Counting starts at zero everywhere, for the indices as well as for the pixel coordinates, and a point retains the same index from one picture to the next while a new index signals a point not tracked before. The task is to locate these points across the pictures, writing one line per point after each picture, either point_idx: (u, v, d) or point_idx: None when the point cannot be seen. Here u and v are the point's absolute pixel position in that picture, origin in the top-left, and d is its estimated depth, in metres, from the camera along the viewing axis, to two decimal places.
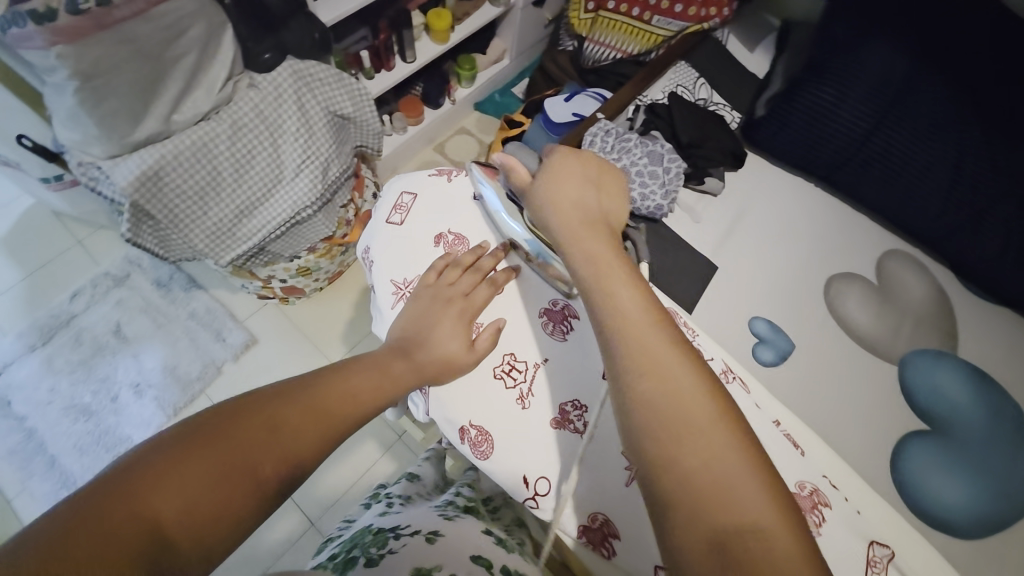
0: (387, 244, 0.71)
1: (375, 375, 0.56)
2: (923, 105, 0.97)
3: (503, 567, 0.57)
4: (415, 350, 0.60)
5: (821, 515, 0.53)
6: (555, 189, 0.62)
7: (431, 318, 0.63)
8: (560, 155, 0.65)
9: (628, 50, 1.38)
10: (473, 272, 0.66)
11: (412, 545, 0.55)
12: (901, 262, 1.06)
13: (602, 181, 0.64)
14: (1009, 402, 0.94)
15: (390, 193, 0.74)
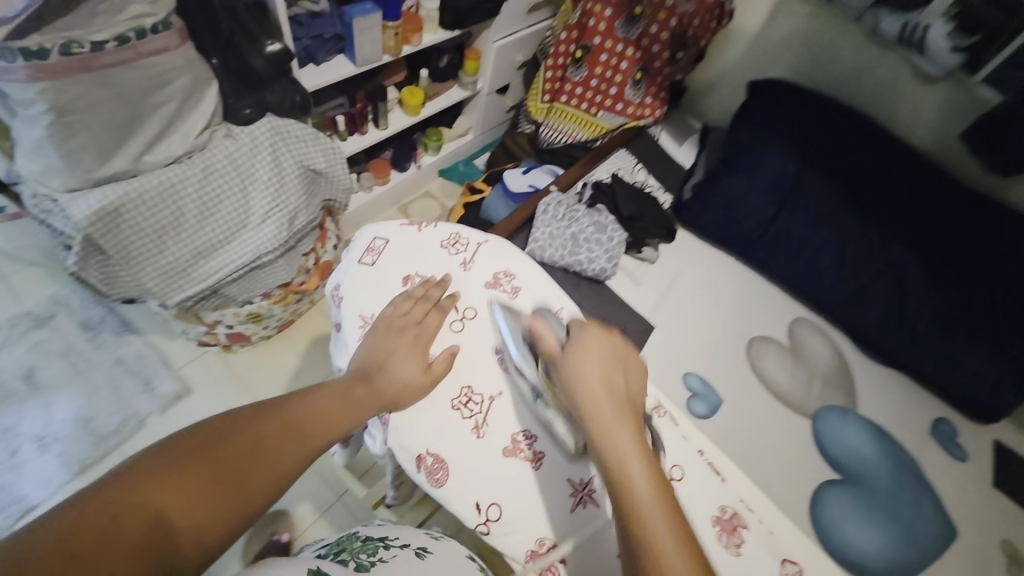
0: (351, 283, 0.68)
1: (340, 401, 0.54)
2: (812, 199, 1.23)
3: None
4: (375, 377, 0.58)
5: (737, 538, 0.57)
6: (577, 359, 0.53)
7: (390, 346, 0.60)
8: (588, 324, 0.57)
9: (578, 137, 1.55)
10: (423, 301, 0.65)
11: (401, 557, 0.52)
12: (809, 328, 1.22)
13: (630, 362, 0.55)
14: (903, 451, 1.06)
15: (361, 237, 0.72)
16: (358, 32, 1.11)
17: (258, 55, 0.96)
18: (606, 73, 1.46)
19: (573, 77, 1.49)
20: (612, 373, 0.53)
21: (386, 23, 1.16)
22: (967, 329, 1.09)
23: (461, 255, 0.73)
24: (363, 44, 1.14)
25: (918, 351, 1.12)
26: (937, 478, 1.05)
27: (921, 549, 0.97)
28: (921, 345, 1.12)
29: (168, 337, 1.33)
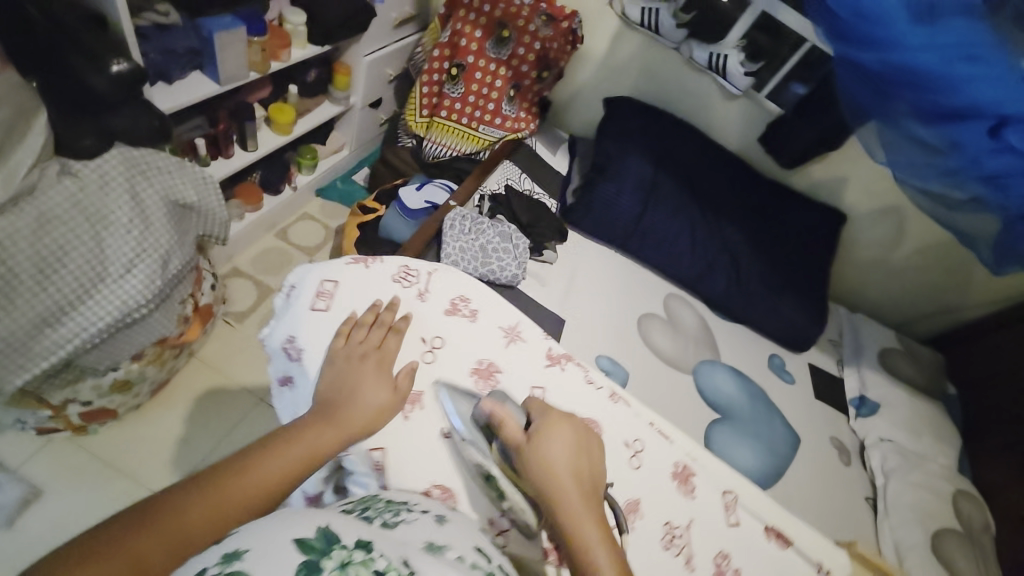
0: (313, 331, 0.64)
1: (297, 447, 0.51)
2: (668, 194, 1.48)
3: (504, 565, 0.49)
4: (337, 411, 0.56)
5: (687, 485, 0.63)
6: (546, 456, 0.56)
7: (352, 377, 0.59)
8: (552, 414, 0.59)
9: (464, 150, 1.61)
10: (378, 327, 0.64)
11: (420, 521, 0.50)
12: (678, 300, 1.47)
13: (591, 446, 0.59)
14: (755, 384, 1.37)
15: (309, 282, 0.67)
16: (220, 48, 1.01)
17: (100, 75, 0.81)
18: (482, 90, 1.55)
19: (451, 92, 1.56)
20: (575, 455, 0.57)
21: (251, 38, 1.07)
22: (781, 285, 1.48)
23: (416, 287, 0.70)
24: (227, 60, 1.04)
25: (752, 307, 1.46)
26: (781, 400, 1.37)
27: (784, 456, 1.24)
28: (754, 302, 1.46)
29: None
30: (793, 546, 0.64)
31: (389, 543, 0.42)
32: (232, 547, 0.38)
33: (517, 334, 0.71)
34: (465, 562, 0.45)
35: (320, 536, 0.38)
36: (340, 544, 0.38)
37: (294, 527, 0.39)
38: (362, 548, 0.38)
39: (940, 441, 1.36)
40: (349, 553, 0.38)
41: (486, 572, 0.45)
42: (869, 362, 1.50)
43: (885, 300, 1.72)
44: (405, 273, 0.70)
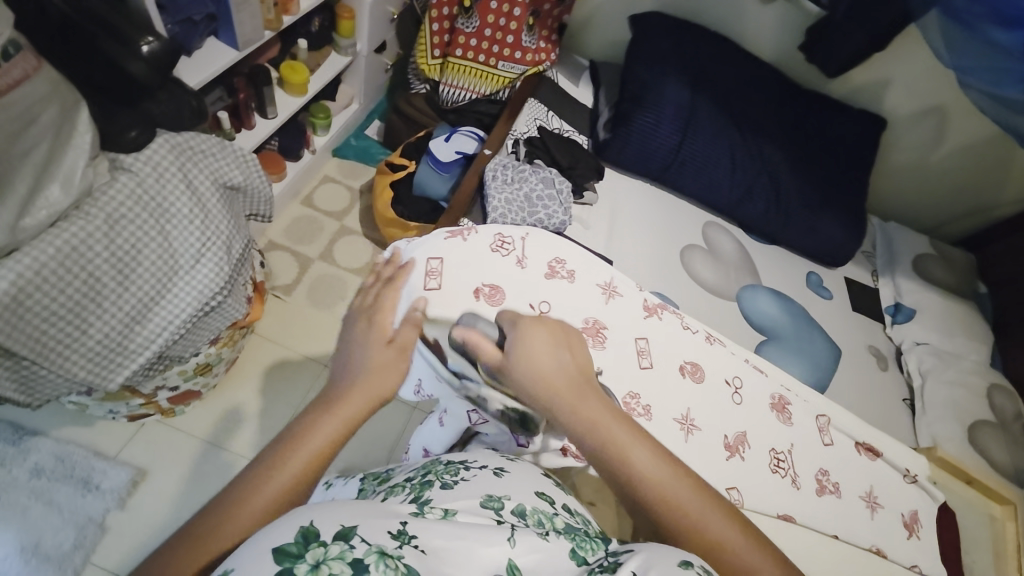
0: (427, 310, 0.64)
1: (309, 444, 0.49)
2: (706, 118, 1.41)
3: (564, 505, 0.60)
4: (340, 391, 0.53)
5: (788, 415, 0.68)
6: (534, 363, 0.54)
7: (355, 348, 0.57)
8: (524, 320, 0.57)
9: (482, 91, 1.54)
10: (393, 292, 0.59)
11: (481, 475, 0.60)
12: (716, 227, 1.47)
13: (571, 338, 0.58)
14: (795, 304, 1.41)
15: (414, 261, 0.65)
16: (236, 9, 1.00)
17: (135, 58, 0.80)
18: (500, 21, 1.43)
19: (465, 27, 1.45)
20: (556, 352, 0.55)
21: None
22: (821, 200, 1.47)
23: (513, 255, 0.67)
24: (243, 23, 1.03)
25: (788, 229, 1.46)
26: (822, 316, 1.41)
27: (828, 367, 1.31)
28: (789, 223, 1.46)
29: (87, 424, 1.15)
30: (883, 457, 0.72)
31: (381, 520, 0.45)
32: (223, 568, 0.40)
33: (614, 290, 0.67)
34: (523, 515, 0.54)
35: (299, 539, 0.41)
36: (318, 541, 0.41)
37: (276, 532, 0.41)
38: (341, 540, 0.41)
39: (972, 339, 1.43)
40: (326, 549, 0.40)
41: (542, 521, 0.54)
42: (904, 270, 1.53)
43: (918, 206, 1.71)
44: (502, 242, 0.68)
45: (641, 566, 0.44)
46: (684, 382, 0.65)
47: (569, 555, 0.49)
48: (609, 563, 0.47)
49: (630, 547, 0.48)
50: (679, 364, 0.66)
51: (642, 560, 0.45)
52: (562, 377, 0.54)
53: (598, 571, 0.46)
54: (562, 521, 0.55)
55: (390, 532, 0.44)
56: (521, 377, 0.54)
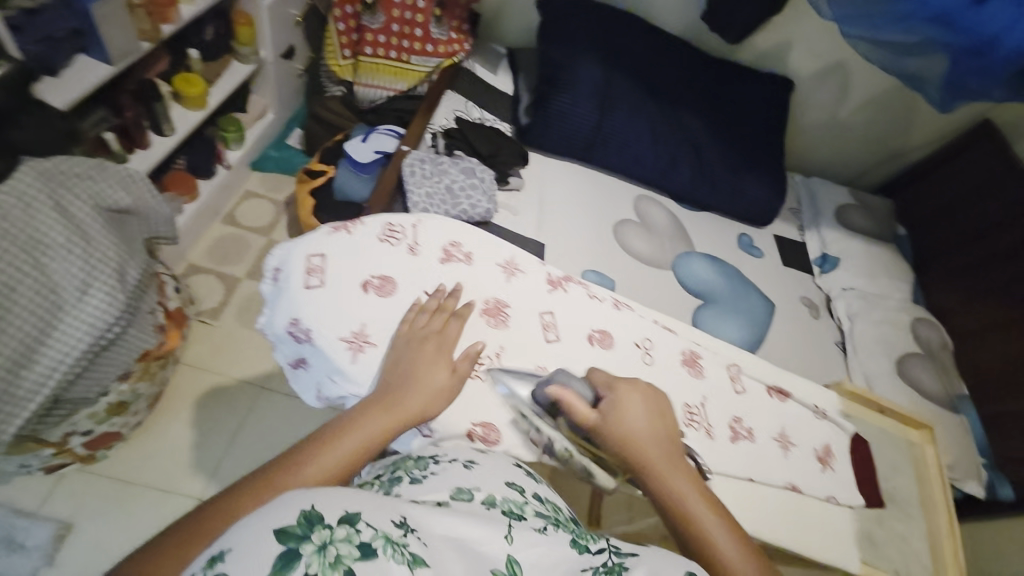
0: (315, 309, 0.60)
1: (357, 437, 0.49)
2: (623, 94, 1.42)
3: (539, 496, 0.51)
4: (396, 396, 0.53)
5: (698, 368, 0.71)
6: (623, 424, 0.57)
7: (410, 363, 0.56)
8: (620, 383, 0.60)
9: (398, 88, 1.50)
10: (441, 312, 0.61)
11: (451, 469, 0.51)
12: (647, 200, 1.48)
13: (663, 406, 0.60)
14: (729, 265, 1.43)
15: (294, 261, 0.62)
16: (100, 21, 0.95)
17: None
18: (405, 15, 1.41)
19: (371, 24, 1.43)
20: (646, 415, 0.58)
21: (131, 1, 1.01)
22: (743, 162, 1.50)
23: (405, 243, 0.67)
24: (114, 37, 0.98)
25: (716, 195, 1.49)
26: (756, 274, 1.45)
27: (764, 323, 1.35)
28: (716, 189, 1.48)
29: None
30: (793, 397, 0.74)
31: (383, 507, 0.39)
32: (214, 548, 0.34)
33: (516, 267, 0.70)
34: (494, 504, 0.46)
35: (302, 521, 0.35)
36: (322, 524, 0.35)
37: (281, 509, 0.36)
38: (346, 523, 0.35)
39: (894, 279, 1.51)
40: (331, 531, 0.35)
41: (513, 508, 0.46)
42: (828, 222, 1.59)
43: (837, 160, 1.78)
44: (392, 232, 0.67)
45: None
46: (593, 349, 0.68)
47: (568, 545, 0.42)
48: (610, 562, 0.40)
49: (634, 549, 0.42)
50: (587, 332, 0.69)
51: (648, 569, 0.39)
52: (648, 438, 0.56)
53: (602, 569, 0.40)
54: (533, 509, 0.47)
55: (393, 522, 0.38)
56: (605, 428, 0.56)
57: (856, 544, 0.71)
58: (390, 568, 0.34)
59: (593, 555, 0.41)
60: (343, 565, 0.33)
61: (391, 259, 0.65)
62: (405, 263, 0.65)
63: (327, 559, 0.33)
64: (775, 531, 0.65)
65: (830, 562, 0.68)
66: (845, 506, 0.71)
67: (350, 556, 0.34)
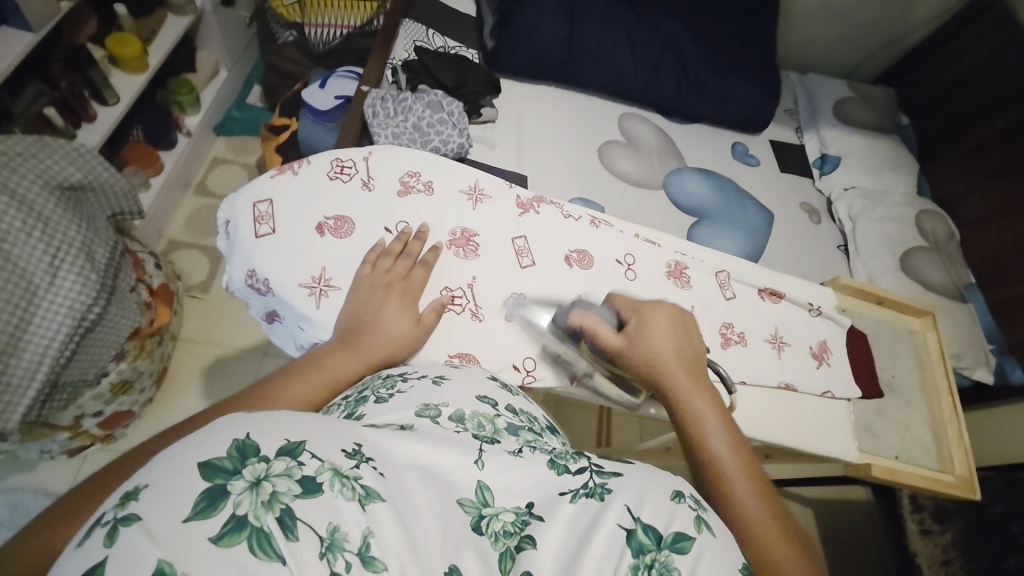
0: (271, 258, 0.59)
1: (322, 375, 0.48)
2: (591, 3, 1.30)
3: (510, 406, 0.49)
4: (361, 338, 0.52)
5: (683, 278, 0.69)
6: (649, 346, 0.56)
7: (374, 304, 0.55)
8: (645, 306, 0.59)
9: (351, 23, 1.39)
10: (405, 256, 0.59)
11: (420, 386, 0.47)
12: (633, 117, 1.39)
13: (690, 328, 0.59)
14: (724, 177, 1.35)
15: (241, 210, 0.60)
16: None
17: None
18: None
19: None
20: (673, 339, 0.57)
21: None
22: (731, 63, 1.39)
23: (357, 179, 0.64)
24: (31, 1, 0.91)
25: (705, 103, 1.39)
26: (752, 183, 1.38)
27: (763, 233, 1.29)
28: (705, 96, 1.38)
29: (29, 468, 1.10)
30: (786, 298, 0.72)
31: (332, 435, 0.36)
32: (129, 485, 0.31)
33: (481, 193, 0.67)
34: (463, 422, 0.43)
35: (233, 453, 0.31)
36: (257, 457, 0.31)
37: (209, 440, 0.32)
38: (286, 455, 0.32)
39: (898, 172, 1.44)
40: (268, 464, 0.31)
41: (483, 425, 0.44)
42: (828, 120, 1.48)
43: (837, 48, 1.62)
44: (342, 168, 0.64)
45: (635, 500, 0.37)
46: (571, 270, 0.66)
47: (544, 465, 0.41)
48: (592, 484, 0.39)
49: (617, 470, 0.41)
50: (564, 252, 0.67)
51: (634, 492, 0.38)
52: (674, 357, 0.55)
53: (582, 492, 0.38)
54: (505, 423, 0.45)
55: (343, 452, 0.35)
56: (627, 351, 0.56)
57: (854, 434, 0.72)
58: (338, 505, 0.32)
59: (573, 475, 0.40)
60: (281, 504, 0.30)
61: (344, 199, 0.62)
62: (359, 200, 0.63)
63: (261, 497, 0.30)
64: (774, 433, 0.65)
65: (829, 455, 0.68)
66: (841, 399, 0.71)
67: (289, 493, 0.30)
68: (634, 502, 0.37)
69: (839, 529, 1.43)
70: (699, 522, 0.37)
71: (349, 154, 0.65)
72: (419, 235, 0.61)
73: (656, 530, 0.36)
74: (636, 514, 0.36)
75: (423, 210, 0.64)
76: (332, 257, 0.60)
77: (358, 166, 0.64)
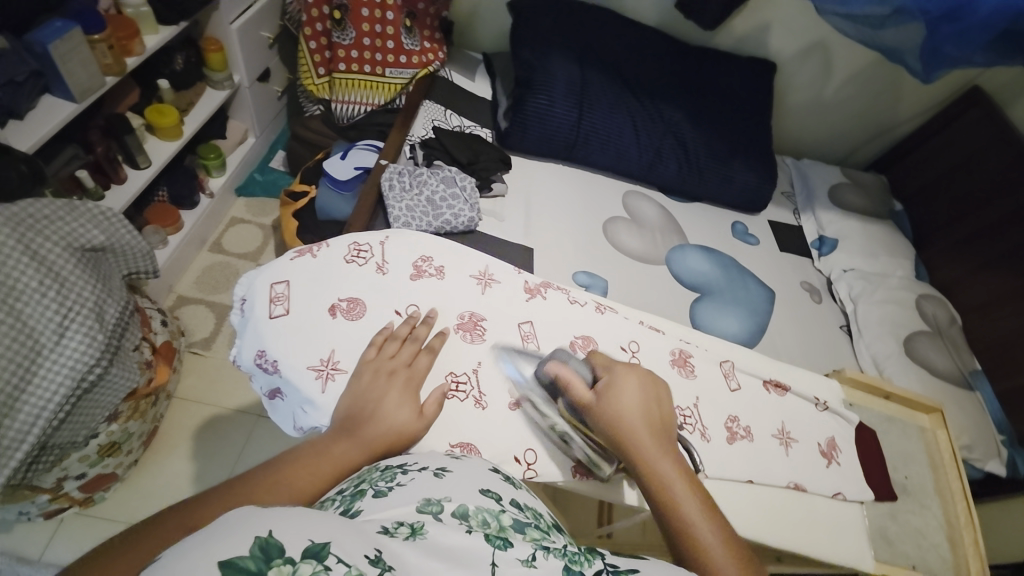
0: (281, 339, 0.60)
1: (318, 467, 0.47)
2: (599, 91, 1.40)
3: (515, 500, 0.43)
4: (360, 427, 0.51)
5: (688, 368, 0.69)
6: (617, 406, 0.55)
7: (375, 392, 0.54)
8: (617, 366, 0.59)
9: (376, 101, 1.49)
10: (411, 341, 0.60)
11: (423, 478, 0.42)
12: (636, 195, 1.45)
13: (661, 394, 0.58)
14: (724, 255, 1.39)
15: (258, 290, 0.62)
16: (60, 61, 0.96)
17: None
18: (376, 29, 1.39)
19: (342, 40, 1.40)
20: (639, 396, 0.56)
21: (90, 37, 1.03)
22: (730, 150, 1.47)
23: (372, 262, 0.66)
24: (74, 72, 0.99)
25: (706, 186, 1.46)
26: (753, 262, 1.41)
27: (765, 311, 1.30)
28: (705, 179, 1.45)
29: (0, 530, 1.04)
30: (792, 391, 0.72)
31: (355, 538, 0.32)
32: None
33: (490, 278, 0.69)
34: (466, 518, 0.38)
35: (256, 552, 0.28)
36: (283, 558, 0.28)
37: (221, 536, 0.29)
38: (312, 557, 0.28)
39: (894, 256, 1.47)
40: (293, 568, 0.28)
41: (488, 522, 0.38)
42: (823, 203, 1.54)
43: (829, 137, 1.73)
44: (358, 251, 0.67)
45: None
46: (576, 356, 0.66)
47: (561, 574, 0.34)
48: None
49: (632, 567, 0.36)
50: (569, 338, 0.67)
51: None
52: (637, 411, 0.55)
53: None
54: (511, 519, 0.39)
55: (367, 557, 0.31)
56: (599, 411, 0.55)
57: (869, 540, 0.69)
58: None
59: None
60: None
61: (357, 282, 0.64)
62: (371, 283, 0.65)
63: None
64: (780, 537, 0.63)
65: (843, 564, 0.65)
66: (854, 502, 0.68)
67: None
68: None
69: None
70: None
71: (366, 237, 0.67)
72: (428, 320, 0.62)
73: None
74: None
75: (434, 296, 0.66)
76: (340, 339, 0.60)
77: (374, 251, 0.67)
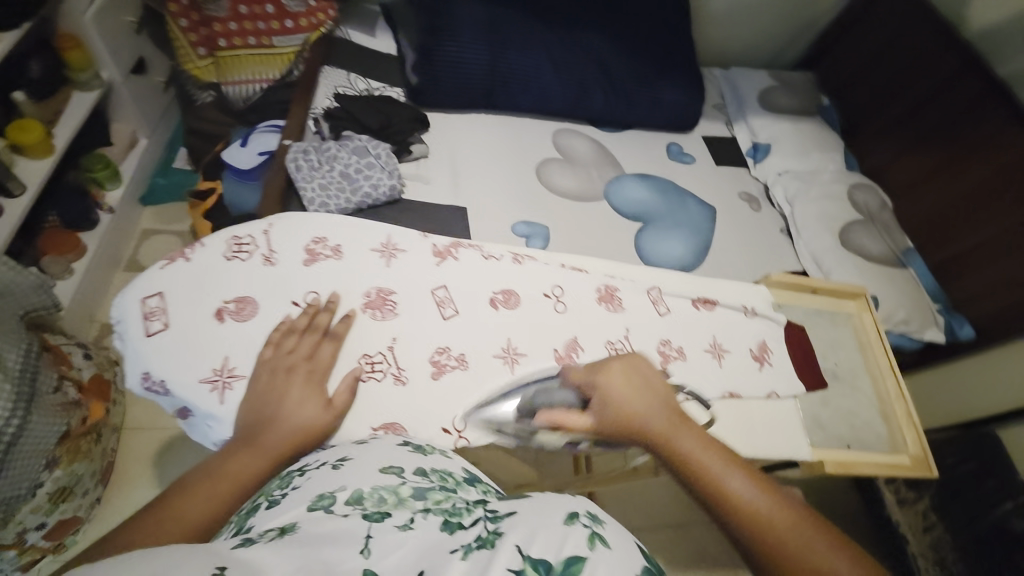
0: (166, 356, 0.55)
1: (222, 486, 0.45)
2: (511, 26, 1.32)
3: (418, 469, 0.47)
4: (263, 434, 0.49)
5: (614, 303, 0.69)
6: (623, 409, 0.54)
7: (275, 394, 0.52)
8: (601, 366, 0.57)
9: (271, 77, 1.34)
10: (311, 332, 0.57)
11: (320, 474, 0.45)
12: (568, 132, 1.40)
13: (650, 374, 0.58)
14: (661, 179, 1.37)
15: (129, 309, 0.57)
16: None
17: None
18: None
19: (217, 12, 1.25)
20: (636, 388, 0.56)
21: None
22: (655, 70, 1.42)
23: (258, 254, 0.61)
24: None
25: (635, 111, 1.41)
26: (690, 181, 1.40)
27: (707, 228, 1.31)
28: (634, 105, 1.41)
29: None
30: (720, 304, 0.73)
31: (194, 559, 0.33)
32: None
33: (394, 248, 0.66)
34: (359, 502, 0.41)
35: None
36: None
37: None
38: None
39: (825, 152, 1.49)
40: None
41: (384, 498, 0.42)
42: (754, 110, 1.53)
43: (760, 39, 1.67)
44: (238, 245, 0.61)
45: (524, 538, 0.37)
46: (498, 313, 0.65)
47: (439, 528, 0.39)
48: (484, 533, 0.38)
49: (511, 509, 0.41)
50: (487, 296, 0.66)
51: (525, 529, 0.38)
52: (641, 404, 0.55)
53: (474, 545, 0.37)
54: (409, 489, 0.43)
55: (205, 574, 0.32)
56: (609, 419, 0.54)
57: (806, 430, 0.72)
58: None
59: (466, 530, 0.39)
60: None
61: (242, 279, 0.60)
62: (260, 277, 0.60)
63: None
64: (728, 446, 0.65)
65: (785, 457, 0.68)
66: (789, 398, 0.71)
67: None
68: (524, 540, 0.37)
69: (828, 508, 1.44)
70: (592, 538, 0.37)
71: (244, 229, 0.62)
72: (328, 307, 0.59)
73: (545, 563, 0.35)
74: (524, 551, 0.36)
75: (333, 278, 0.62)
76: (234, 345, 0.57)
77: (256, 242, 0.62)
